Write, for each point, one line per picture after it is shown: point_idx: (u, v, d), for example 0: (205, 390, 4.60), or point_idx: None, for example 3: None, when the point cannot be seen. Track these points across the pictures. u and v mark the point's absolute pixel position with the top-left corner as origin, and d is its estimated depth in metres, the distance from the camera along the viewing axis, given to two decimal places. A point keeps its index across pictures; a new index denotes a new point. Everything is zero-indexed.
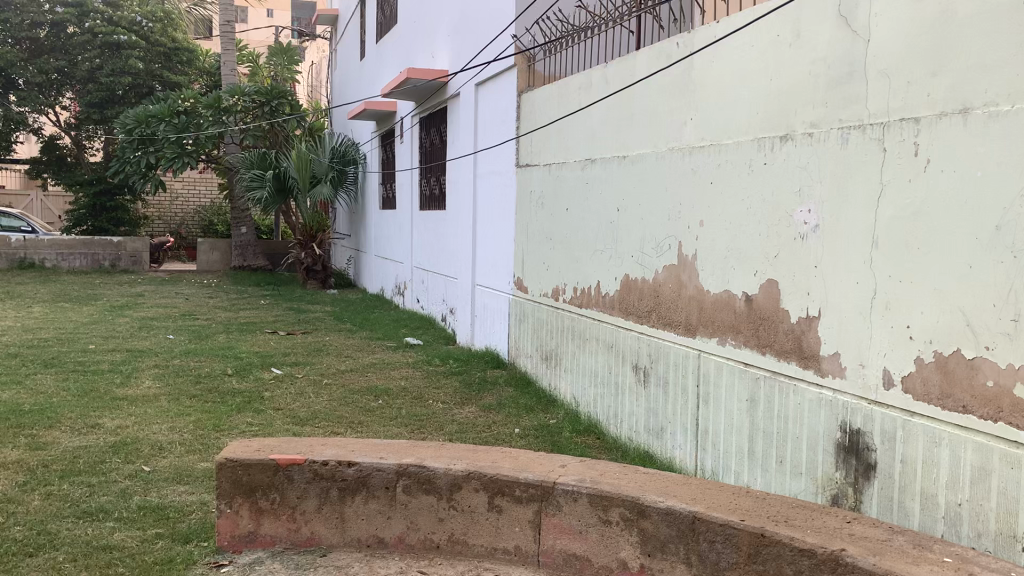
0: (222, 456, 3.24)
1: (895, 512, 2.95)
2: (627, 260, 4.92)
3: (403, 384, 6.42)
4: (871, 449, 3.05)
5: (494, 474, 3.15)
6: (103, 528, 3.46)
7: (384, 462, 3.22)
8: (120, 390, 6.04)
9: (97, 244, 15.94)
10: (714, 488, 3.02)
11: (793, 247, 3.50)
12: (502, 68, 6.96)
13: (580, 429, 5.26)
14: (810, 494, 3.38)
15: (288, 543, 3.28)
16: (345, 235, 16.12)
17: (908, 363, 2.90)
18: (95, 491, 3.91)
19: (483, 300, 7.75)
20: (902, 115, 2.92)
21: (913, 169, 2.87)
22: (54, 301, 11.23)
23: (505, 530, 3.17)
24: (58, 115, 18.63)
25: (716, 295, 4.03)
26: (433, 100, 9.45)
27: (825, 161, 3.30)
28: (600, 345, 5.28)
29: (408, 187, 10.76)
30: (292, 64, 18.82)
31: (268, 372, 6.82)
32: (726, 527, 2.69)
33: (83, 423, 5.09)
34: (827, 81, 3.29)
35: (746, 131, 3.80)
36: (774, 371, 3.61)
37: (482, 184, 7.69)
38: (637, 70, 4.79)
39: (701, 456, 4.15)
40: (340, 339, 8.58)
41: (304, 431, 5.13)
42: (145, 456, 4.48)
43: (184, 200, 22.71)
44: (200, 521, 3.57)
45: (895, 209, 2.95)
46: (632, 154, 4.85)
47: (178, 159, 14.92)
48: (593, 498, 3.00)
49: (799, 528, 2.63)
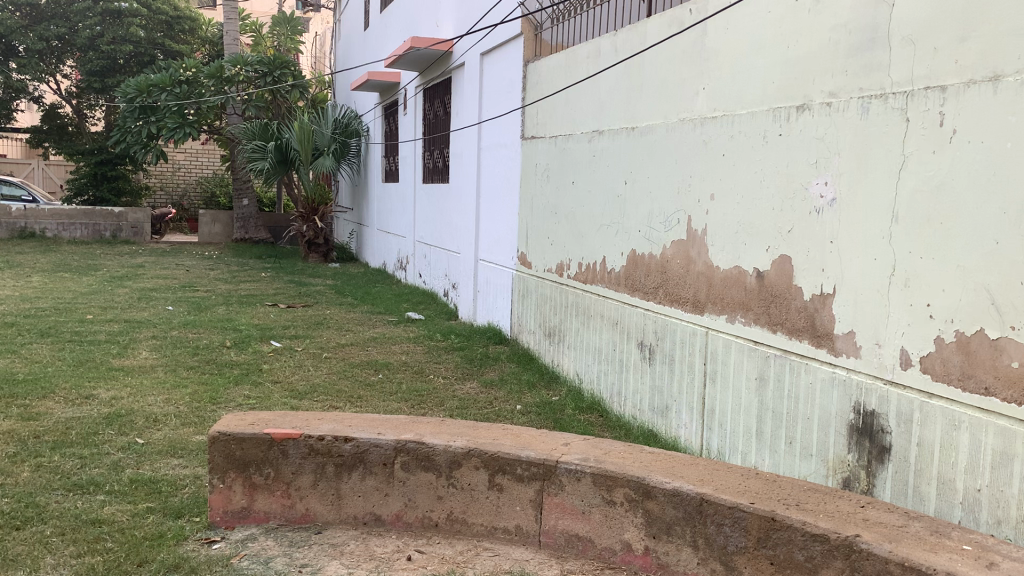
0: (214, 429, 3.15)
1: (910, 497, 2.85)
2: (634, 235, 4.80)
3: (403, 359, 6.31)
4: (885, 431, 2.95)
5: (495, 451, 3.04)
6: (93, 502, 3.37)
7: (382, 438, 3.12)
8: (117, 360, 5.95)
9: (97, 214, 15.86)
10: (723, 469, 2.92)
11: (808, 222, 3.38)
12: (508, 36, 6.81)
13: (583, 407, 5.16)
14: (820, 477, 3.29)
15: (282, 519, 3.19)
16: (347, 208, 15.98)
17: (927, 342, 2.79)
18: (87, 463, 3.83)
19: (485, 275, 7.64)
20: (927, 83, 2.79)
21: (937, 140, 2.74)
22: (53, 271, 11.14)
23: (506, 509, 3.07)
24: (58, 83, 18.46)
25: (726, 271, 3.92)
26: (436, 70, 9.34)
27: (844, 132, 3.17)
28: (605, 322, 5.18)
29: (411, 159, 10.62)
30: (296, 34, 18.60)
31: (266, 344, 6.72)
32: (735, 510, 2.60)
33: (76, 393, 5.00)
34: (848, 48, 3.16)
35: (761, 101, 3.67)
36: (785, 349, 3.50)
37: (486, 157, 7.55)
38: (648, 38, 4.64)
39: (707, 436, 4.06)
40: (340, 312, 8.48)
41: (302, 405, 5.04)
42: (139, 429, 4.39)
43: (186, 171, 22.56)
44: (193, 496, 3.48)
45: (917, 181, 2.83)
46: (641, 125, 4.71)
47: (179, 129, 14.74)
48: (597, 478, 2.90)
49: (811, 512, 2.53)
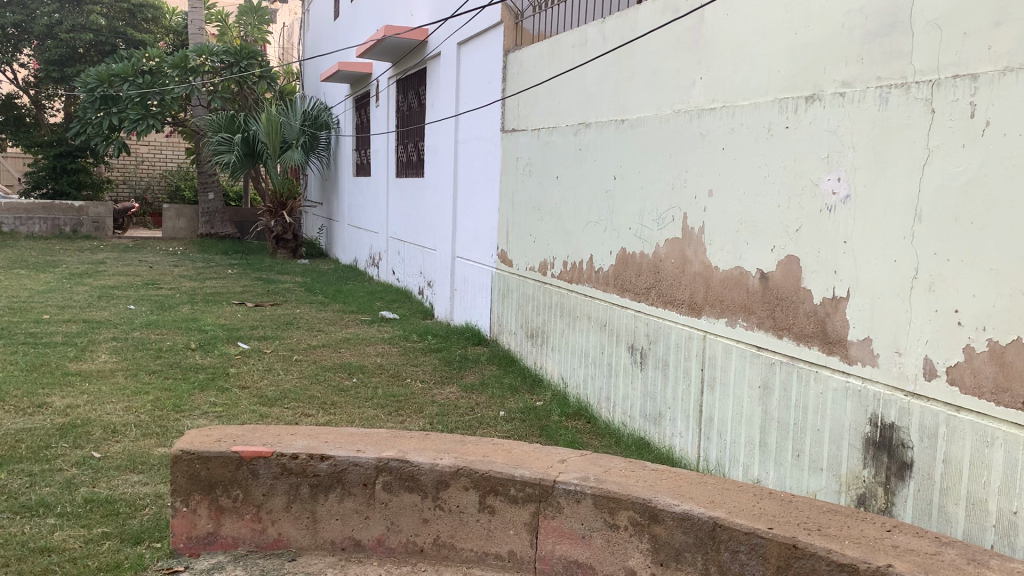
0: (177, 448, 2.87)
1: (934, 519, 2.65)
2: (624, 232, 4.57)
3: (378, 362, 6.04)
4: (907, 445, 2.74)
5: (487, 470, 2.79)
6: (42, 526, 3.07)
7: (361, 456, 2.85)
8: (73, 365, 5.60)
9: (57, 208, 15.33)
10: (734, 489, 2.70)
11: (818, 220, 3.16)
12: (488, 25, 6.55)
13: (569, 412, 4.94)
14: (831, 494, 3.08)
15: (252, 546, 2.92)
16: (317, 203, 15.61)
17: (954, 352, 2.59)
18: (36, 481, 3.51)
19: (463, 273, 7.38)
20: (955, 71, 2.58)
21: (967, 134, 2.53)
22: (10, 267, 10.71)
23: (498, 533, 2.82)
24: (15, 73, 17.82)
25: (726, 272, 3.70)
26: (411, 61, 9.06)
27: (858, 125, 2.96)
28: (592, 324, 4.95)
29: (383, 153, 10.33)
30: (263, 24, 18.14)
31: (234, 346, 6.40)
32: (752, 536, 2.36)
33: (29, 401, 4.66)
34: (863, 34, 2.95)
35: (765, 91, 3.45)
36: (792, 356, 3.29)
37: (463, 150, 7.28)
38: (639, 25, 4.41)
39: (705, 446, 3.84)
40: (311, 311, 8.17)
41: (272, 412, 4.74)
42: (96, 441, 4.08)
43: (149, 164, 22.00)
44: (154, 518, 3.19)
45: (944, 178, 2.62)
46: (631, 117, 4.48)
47: (142, 121, 14.32)
48: (599, 500, 2.66)
49: (835, 539, 2.31)
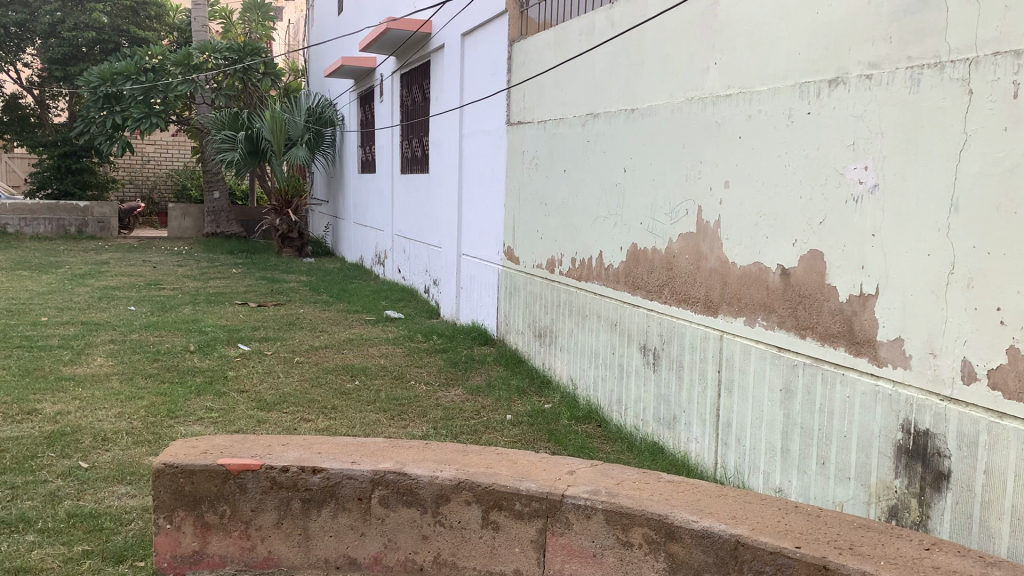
0: (159, 461, 2.69)
1: (975, 535, 2.44)
2: (635, 228, 4.37)
3: (381, 363, 5.86)
4: (943, 454, 2.53)
5: (490, 484, 2.60)
6: (19, 544, 2.89)
7: (356, 469, 2.67)
8: (67, 369, 5.43)
9: (62, 208, 15.22)
10: (757, 503, 2.49)
11: (844, 212, 2.95)
12: (491, 15, 6.36)
13: (579, 416, 4.74)
14: (860, 505, 2.87)
15: (241, 565, 2.74)
16: (323, 201, 15.45)
17: (996, 353, 2.38)
18: (18, 495, 3.34)
19: (469, 271, 7.19)
20: (995, 48, 2.36)
21: (1010, 116, 2.32)
22: (11, 268, 10.57)
23: (502, 550, 2.63)
24: (19, 73, 17.73)
25: (744, 268, 3.50)
26: (414, 54, 8.86)
27: (886, 108, 2.75)
28: (602, 322, 4.74)
29: (388, 148, 10.14)
30: (266, 20, 17.96)
31: (234, 348, 6.23)
32: (777, 556, 2.16)
33: (17, 408, 4.49)
34: (892, 10, 2.74)
35: (785, 75, 3.24)
36: (817, 357, 3.08)
37: (468, 144, 7.08)
38: (648, 10, 4.21)
39: (723, 452, 3.65)
40: (315, 311, 7.99)
41: (270, 417, 4.55)
42: (85, 449, 3.90)
43: (156, 163, 21.91)
44: (139, 535, 3.01)
45: (983, 165, 2.41)
46: (642, 107, 4.28)
47: (145, 120, 14.09)
48: (610, 516, 2.46)
49: (870, 558, 2.10)
